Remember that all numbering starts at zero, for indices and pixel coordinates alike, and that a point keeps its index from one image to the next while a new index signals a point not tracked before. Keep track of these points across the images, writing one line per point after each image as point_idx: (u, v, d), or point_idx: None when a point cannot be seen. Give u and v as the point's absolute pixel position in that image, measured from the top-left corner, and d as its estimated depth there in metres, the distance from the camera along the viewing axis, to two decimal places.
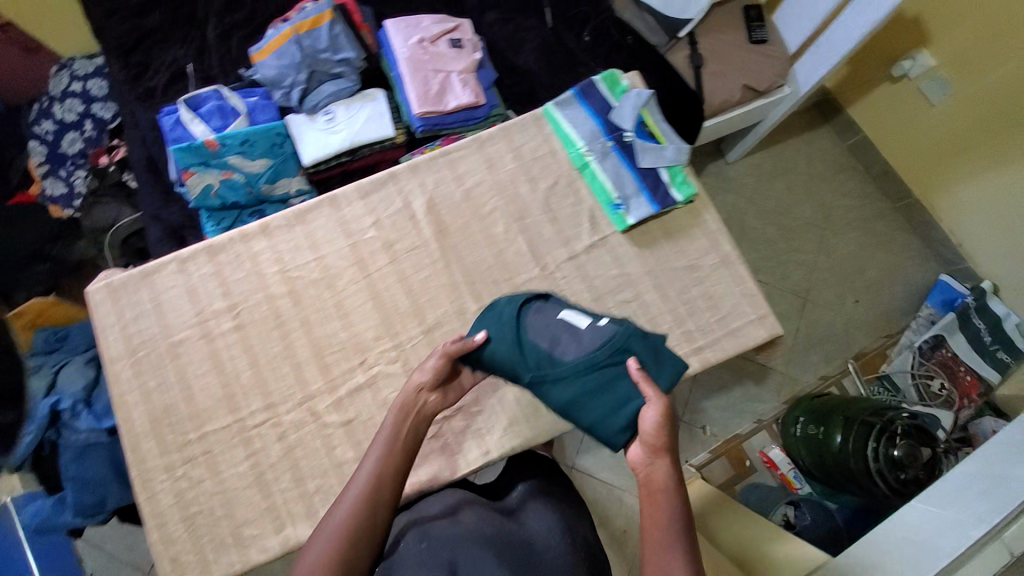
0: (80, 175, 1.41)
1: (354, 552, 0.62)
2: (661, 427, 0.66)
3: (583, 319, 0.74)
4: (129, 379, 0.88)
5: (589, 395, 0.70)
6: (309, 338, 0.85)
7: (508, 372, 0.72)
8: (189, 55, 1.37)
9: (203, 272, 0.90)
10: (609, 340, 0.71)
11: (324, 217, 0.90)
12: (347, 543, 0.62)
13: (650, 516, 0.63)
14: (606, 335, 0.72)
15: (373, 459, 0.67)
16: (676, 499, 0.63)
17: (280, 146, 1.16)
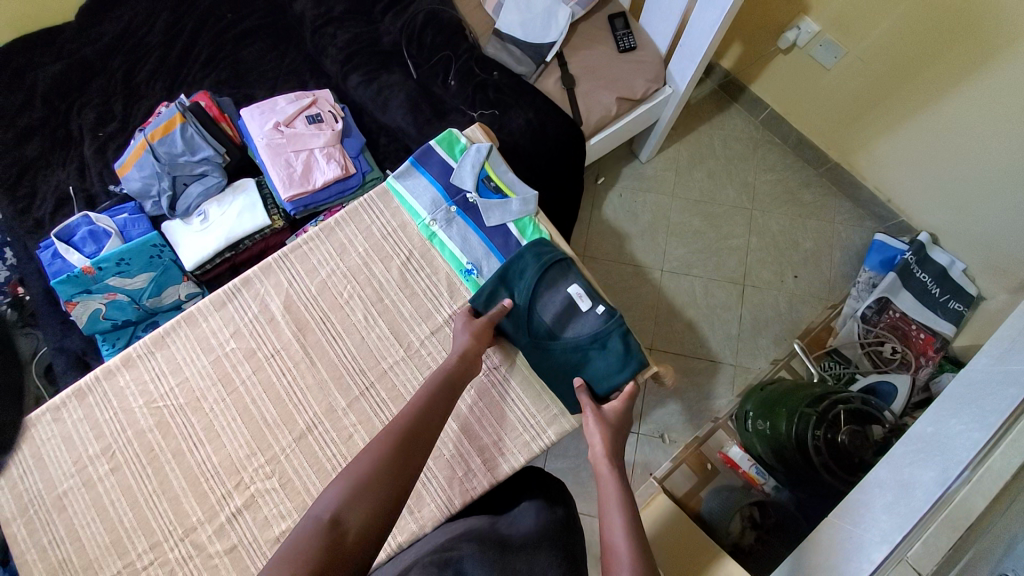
0: None
1: (382, 498, 0.60)
2: (602, 428, 0.80)
3: (584, 302, 0.87)
4: (24, 538, 0.83)
5: (570, 368, 0.86)
6: (183, 467, 0.84)
7: (512, 336, 0.86)
8: (71, 176, 1.29)
9: (75, 416, 0.88)
10: (593, 333, 0.86)
11: (183, 338, 0.89)
12: (375, 491, 0.60)
13: (602, 495, 0.73)
14: (594, 327, 0.86)
15: (411, 412, 0.71)
16: (620, 480, 0.74)
17: (159, 257, 1.12)
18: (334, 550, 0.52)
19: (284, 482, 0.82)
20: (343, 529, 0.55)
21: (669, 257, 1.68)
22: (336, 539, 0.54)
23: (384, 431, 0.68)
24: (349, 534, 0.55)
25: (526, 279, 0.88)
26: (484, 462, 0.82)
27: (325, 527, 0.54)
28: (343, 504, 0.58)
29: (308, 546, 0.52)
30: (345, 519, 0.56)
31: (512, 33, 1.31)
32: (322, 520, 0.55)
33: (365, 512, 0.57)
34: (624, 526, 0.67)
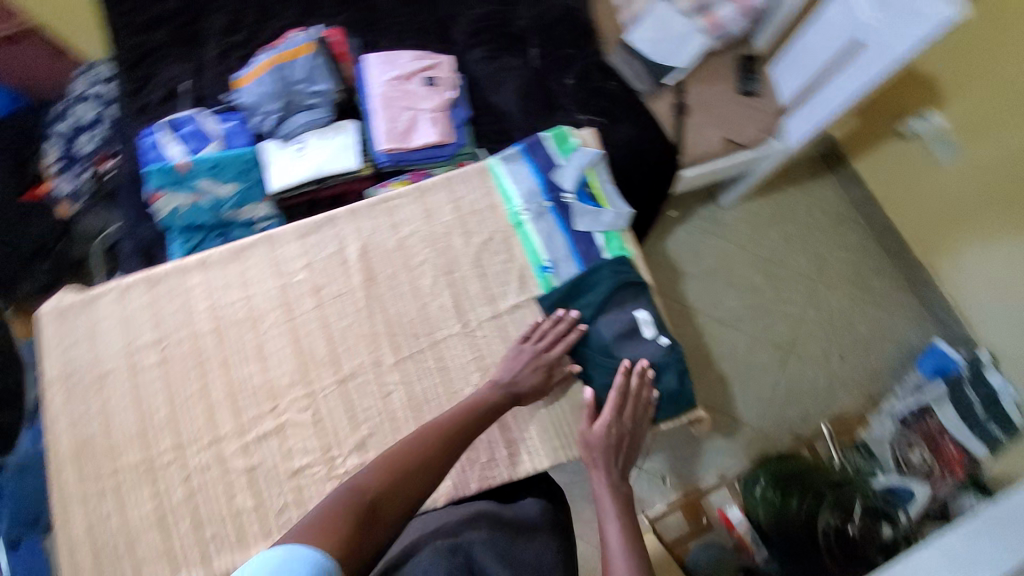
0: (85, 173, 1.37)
1: (410, 492, 0.64)
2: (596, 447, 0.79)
3: (649, 329, 0.85)
4: (59, 407, 0.87)
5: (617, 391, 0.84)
6: (226, 379, 0.86)
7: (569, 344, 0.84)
8: (186, 73, 1.33)
9: (138, 302, 0.91)
10: (651, 362, 0.84)
11: (259, 256, 0.92)
12: (408, 483, 0.64)
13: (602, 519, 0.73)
14: (653, 356, 0.85)
15: (454, 414, 0.74)
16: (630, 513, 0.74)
17: (249, 172, 1.18)
18: (364, 530, 0.57)
19: (316, 419, 0.84)
20: (375, 512, 0.60)
21: (721, 306, 1.65)
22: (369, 521, 0.58)
23: (428, 426, 0.71)
24: (379, 519, 0.60)
25: (599, 290, 0.86)
26: (509, 456, 0.82)
27: (359, 506, 0.59)
28: (377, 489, 0.62)
29: (342, 518, 0.56)
30: (376, 504, 0.60)
31: (641, 47, 1.33)
32: (359, 498, 0.60)
33: (396, 503, 0.62)
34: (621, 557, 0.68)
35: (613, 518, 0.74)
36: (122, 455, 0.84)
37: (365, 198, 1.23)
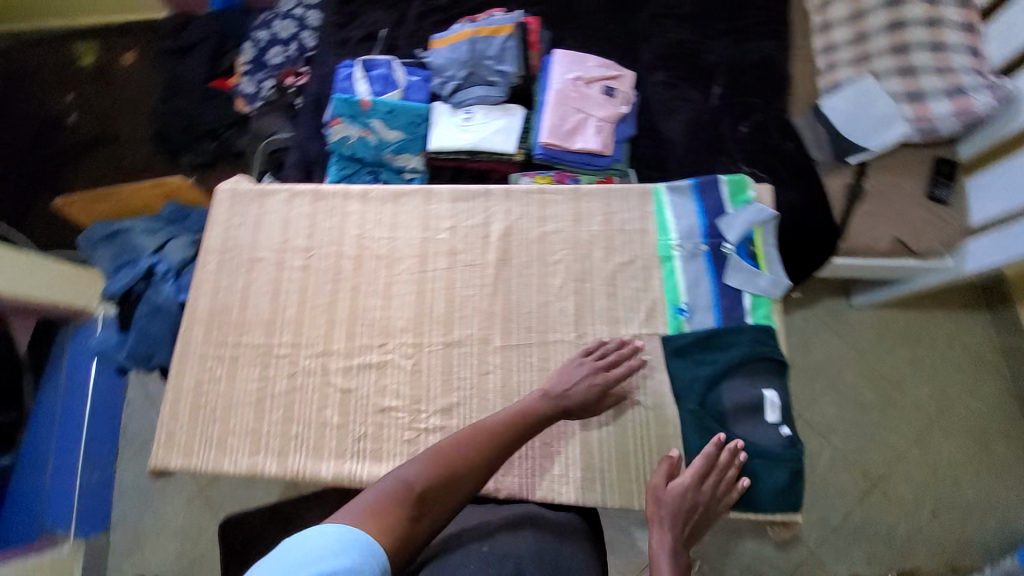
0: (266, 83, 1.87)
1: (455, 493, 0.67)
2: (673, 508, 0.73)
3: (772, 413, 0.77)
4: (211, 271, 0.98)
5: None
6: (352, 304, 0.93)
7: (678, 395, 0.80)
8: (388, 22, 1.46)
9: (302, 209, 1.00)
10: (764, 448, 0.76)
11: (413, 206, 0.97)
12: (455, 484, 0.67)
13: None
14: (768, 443, 0.77)
15: (502, 418, 0.74)
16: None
17: (416, 126, 1.26)
18: (408, 524, 0.61)
19: (415, 369, 0.88)
20: (423, 508, 0.63)
21: (814, 408, 1.51)
22: (415, 516, 0.62)
23: (478, 426, 0.73)
24: (426, 514, 0.63)
25: (729, 354, 0.80)
26: (581, 479, 0.80)
27: (404, 499, 0.63)
28: (423, 483, 0.65)
29: (391, 511, 0.61)
30: (422, 496, 0.64)
31: (834, 116, 1.22)
32: (409, 492, 0.63)
33: (441, 501, 0.65)
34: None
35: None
36: (246, 334, 0.93)
37: (508, 181, 1.25)
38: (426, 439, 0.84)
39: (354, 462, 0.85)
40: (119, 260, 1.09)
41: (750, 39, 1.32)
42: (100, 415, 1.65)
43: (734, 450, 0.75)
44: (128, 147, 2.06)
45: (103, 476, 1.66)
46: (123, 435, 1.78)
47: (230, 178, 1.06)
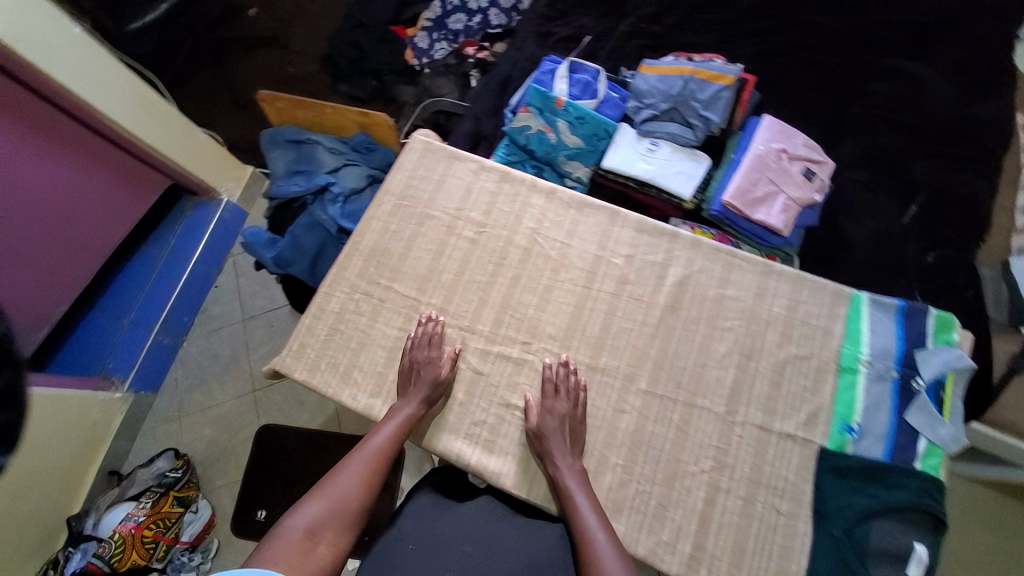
0: (442, 46, 1.91)
1: (345, 521, 0.75)
2: (544, 432, 0.79)
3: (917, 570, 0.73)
4: (385, 211, 1.00)
5: None
6: (508, 293, 0.92)
7: (822, 512, 0.77)
8: (593, 31, 1.48)
9: (486, 182, 1.00)
10: None
11: (596, 220, 0.95)
12: (345, 510, 0.75)
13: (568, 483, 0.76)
14: None
15: (368, 447, 0.81)
16: (585, 481, 0.77)
17: (598, 140, 1.24)
18: (306, 557, 0.70)
19: None
20: (315, 540, 0.71)
21: None
22: (311, 548, 0.71)
23: (351, 455, 0.81)
24: (320, 544, 0.71)
25: (889, 494, 0.77)
26: (687, 558, 0.76)
27: (298, 538, 0.71)
28: (313, 515, 0.73)
29: (285, 559, 0.68)
30: (311, 531, 0.72)
31: None
32: (298, 534, 0.71)
33: (334, 527, 0.73)
34: (618, 574, 0.67)
35: (583, 511, 0.74)
36: (398, 283, 0.94)
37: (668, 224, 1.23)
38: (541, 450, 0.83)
39: (465, 443, 0.85)
40: (297, 164, 1.13)
41: (957, 170, 1.24)
42: (190, 287, 1.73)
43: (564, 373, 0.84)
44: (296, 57, 2.11)
45: (170, 341, 1.72)
46: (203, 312, 1.80)
47: (425, 130, 1.08)
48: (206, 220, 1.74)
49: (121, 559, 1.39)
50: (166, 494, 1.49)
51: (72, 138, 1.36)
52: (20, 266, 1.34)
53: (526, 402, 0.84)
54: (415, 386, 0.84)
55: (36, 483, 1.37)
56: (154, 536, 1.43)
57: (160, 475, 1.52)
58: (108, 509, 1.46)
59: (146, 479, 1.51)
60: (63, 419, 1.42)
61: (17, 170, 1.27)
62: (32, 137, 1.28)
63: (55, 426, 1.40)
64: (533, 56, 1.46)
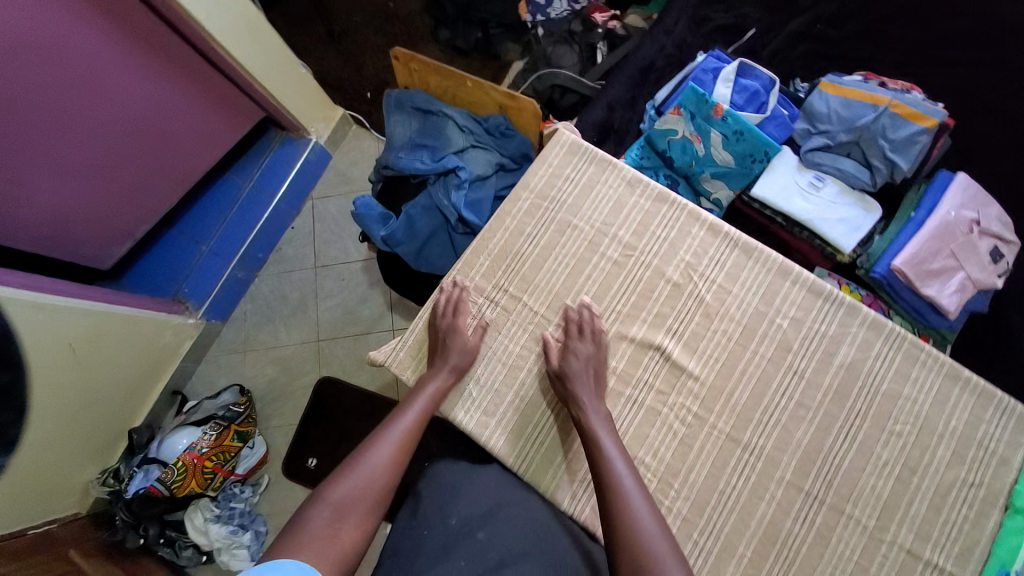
0: (562, 1, 1.66)
1: (370, 504, 0.71)
2: (570, 373, 0.79)
3: None
4: (520, 211, 0.91)
5: None
6: (649, 331, 0.84)
7: None
8: (760, 24, 1.27)
9: (641, 201, 0.90)
10: None
11: (760, 271, 0.86)
12: (371, 492, 0.72)
13: (589, 423, 0.77)
14: None
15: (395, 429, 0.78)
16: (607, 425, 0.78)
17: (753, 162, 1.10)
18: (332, 540, 0.66)
19: (685, 438, 0.81)
20: (340, 525, 0.67)
21: None
22: (334, 531, 0.67)
23: (376, 434, 0.78)
24: (345, 528, 0.68)
25: None
26: None
27: (323, 523, 0.67)
28: (341, 491, 0.70)
29: (310, 542, 0.65)
30: (337, 513, 0.68)
31: None
32: (323, 519, 0.67)
33: (359, 509, 0.70)
34: (647, 514, 0.69)
35: (611, 454, 0.74)
36: (528, 293, 0.88)
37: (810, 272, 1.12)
38: (663, 517, 0.79)
39: (581, 486, 0.81)
40: (424, 137, 1.03)
41: None
42: (269, 226, 1.68)
43: (585, 315, 0.84)
44: None
45: (244, 276, 1.69)
46: (276, 252, 1.75)
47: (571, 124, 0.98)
48: (292, 159, 1.66)
49: (180, 485, 1.40)
50: (227, 428, 1.48)
51: (176, 55, 1.21)
52: (109, 183, 1.26)
53: (546, 344, 0.84)
54: (441, 358, 0.84)
55: (100, 397, 1.35)
56: (213, 467, 1.44)
57: (221, 409, 1.51)
58: (170, 432, 1.46)
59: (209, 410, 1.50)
60: (130, 339, 1.38)
61: (118, 82, 1.14)
62: (137, 47, 1.14)
63: (122, 344, 1.36)
64: (684, 44, 1.27)
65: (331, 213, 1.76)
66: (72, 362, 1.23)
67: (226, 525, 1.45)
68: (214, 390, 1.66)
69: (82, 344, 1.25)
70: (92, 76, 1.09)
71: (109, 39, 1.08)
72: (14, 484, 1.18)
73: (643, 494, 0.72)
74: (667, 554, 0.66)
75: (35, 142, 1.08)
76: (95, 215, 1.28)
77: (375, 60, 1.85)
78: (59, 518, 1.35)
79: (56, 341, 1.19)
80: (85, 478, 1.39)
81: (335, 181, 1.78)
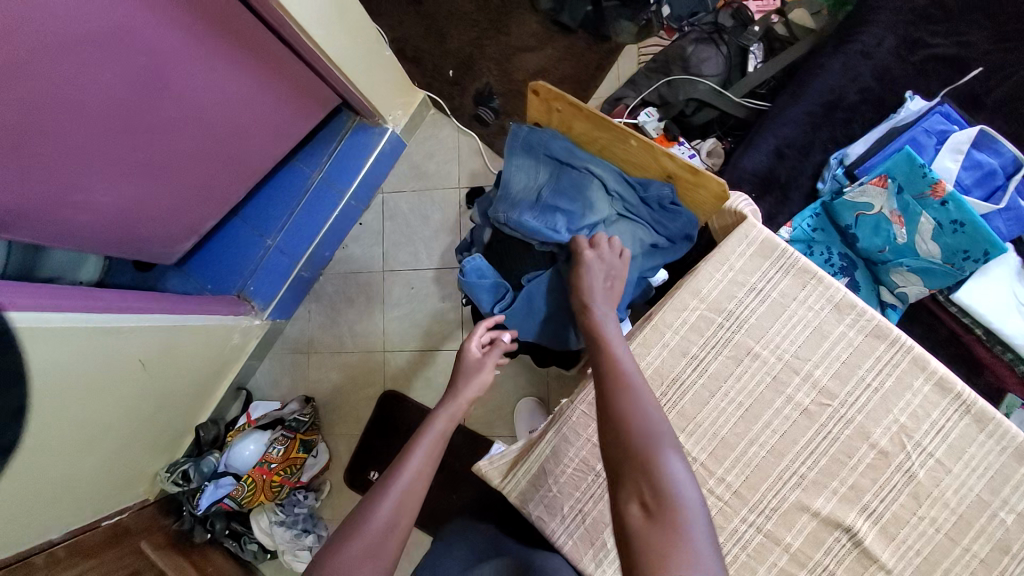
0: None
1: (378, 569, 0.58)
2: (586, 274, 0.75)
3: None
4: (686, 327, 0.73)
5: None
6: (836, 505, 0.68)
7: None
8: (996, 55, 0.96)
9: (847, 336, 0.70)
10: None
11: (994, 451, 0.67)
12: (370, 555, 0.59)
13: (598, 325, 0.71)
14: None
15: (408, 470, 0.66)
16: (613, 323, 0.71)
17: (963, 258, 0.84)
18: None
19: None
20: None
21: None
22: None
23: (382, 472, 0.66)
24: None
25: None
26: None
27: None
28: (347, 552, 0.58)
29: None
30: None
31: None
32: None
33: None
34: (659, 411, 0.62)
35: (619, 354, 0.67)
36: (685, 434, 0.71)
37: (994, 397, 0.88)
38: None
39: None
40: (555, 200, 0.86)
41: None
42: (336, 224, 1.46)
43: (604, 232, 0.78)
44: None
45: (309, 275, 1.50)
46: (343, 249, 1.56)
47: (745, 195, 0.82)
48: (368, 149, 1.41)
49: (250, 500, 1.34)
50: (293, 439, 1.38)
51: (258, 40, 0.95)
52: (174, 185, 1.06)
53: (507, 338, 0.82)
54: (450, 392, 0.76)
55: (168, 403, 1.22)
56: (281, 481, 1.35)
57: (289, 417, 1.41)
58: (239, 436, 1.38)
59: (274, 416, 1.41)
60: (200, 347, 1.23)
61: (184, 70, 0.89)
62: (206, 29, 0.87)
63: (192, 354, 1.21)
64: (884, 77, 0.99)
65: (397, 215, 1.54)
66: (143, 378, 1.08)
67: (290, 529, 1.37)
68: (280, 389, 1.54)
69: (156, 360, 1.09)
70: (154, 66, 0.85)
71: (191, 17, 0.84)
72: (83, 496, 1.06)
73: (640, 372, 0.65)
74: (671, 447, 0.58)
75: (89, 138, 0.86)
76: (157, 207, 1.07)
77: (460, 28, 1.54)
78: (128, 505, 1.26)
79: (129, 358, 1.03)
80: (150, 471, 1.29)
81: (408, 173, 1.54)
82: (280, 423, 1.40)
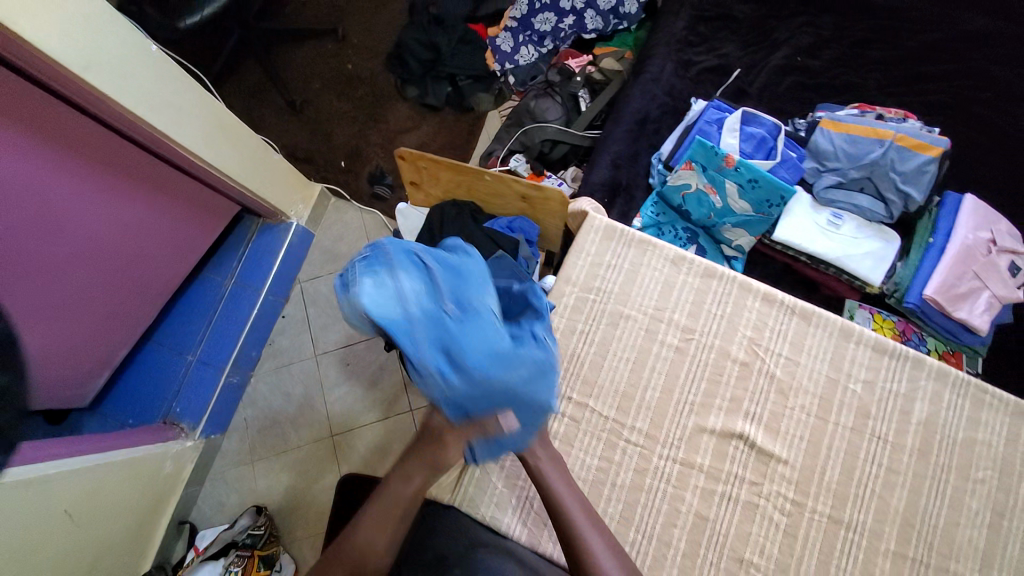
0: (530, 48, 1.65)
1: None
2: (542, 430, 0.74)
3: None
4: (568, 308, 0.87)
5: None
6: (726, 419, 0.81)
7: None
8: (743, 60, 1.29)
9: (689, 281, 0.87)
10: None
11: (824, 336, 0.85)
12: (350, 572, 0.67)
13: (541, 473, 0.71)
14: None
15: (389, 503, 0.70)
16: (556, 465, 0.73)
17: (769, 206, 1.08)
18: None
19: (788, 526, 0.77)
20: None
21: None
22: None
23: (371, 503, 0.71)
24: None
25: None
26: None
27: None
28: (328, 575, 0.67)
29: None
30: None
31: None
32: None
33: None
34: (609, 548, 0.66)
35: (562, 493, 0.70)
36: (594, 397, 0.83)
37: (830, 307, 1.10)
38: None
39: None
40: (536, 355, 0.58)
41: None
42: (260, 321, 1.51)
43: None
44: (354, 52, 1.82)
45: (239, 379, 1.50)
46: (270, 344, 1.59)
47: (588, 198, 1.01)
48: (275, 246, 1.50)
49: None
50: (250, 557, 1.30)
51: (144, 169, 1.06)
52: (83, 321, 1.08)
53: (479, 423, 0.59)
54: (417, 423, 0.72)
55: (106, 551, 1.15)
56: None
57: (241, 535, 1.33)
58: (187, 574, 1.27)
59: (225, 540, 1.32)
60: (131, 482, 1.19)
61: (77, 210, 0.98)
62: (91, 171, 0.97)
63: (122, 490, 1.16)
64: (674, 93, 1.28)
65: (320, 299, 1.62)
66: (71, 530, 1.03)
67: None
68: (227, 509, 1.46)
69: (81, 505, 1.05)
70: (51, 215, 0.94)
71: (71, 162, 0.94)
72: None
73: (587, 511, 0.69)
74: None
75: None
76: (70, 350, 1.09)
77: (343, 126, 1.74)
78: None
79: (51, 511, 0.99)
80: None
81: (322, 258, 1.64)
82: (233, 546, 1.31)
